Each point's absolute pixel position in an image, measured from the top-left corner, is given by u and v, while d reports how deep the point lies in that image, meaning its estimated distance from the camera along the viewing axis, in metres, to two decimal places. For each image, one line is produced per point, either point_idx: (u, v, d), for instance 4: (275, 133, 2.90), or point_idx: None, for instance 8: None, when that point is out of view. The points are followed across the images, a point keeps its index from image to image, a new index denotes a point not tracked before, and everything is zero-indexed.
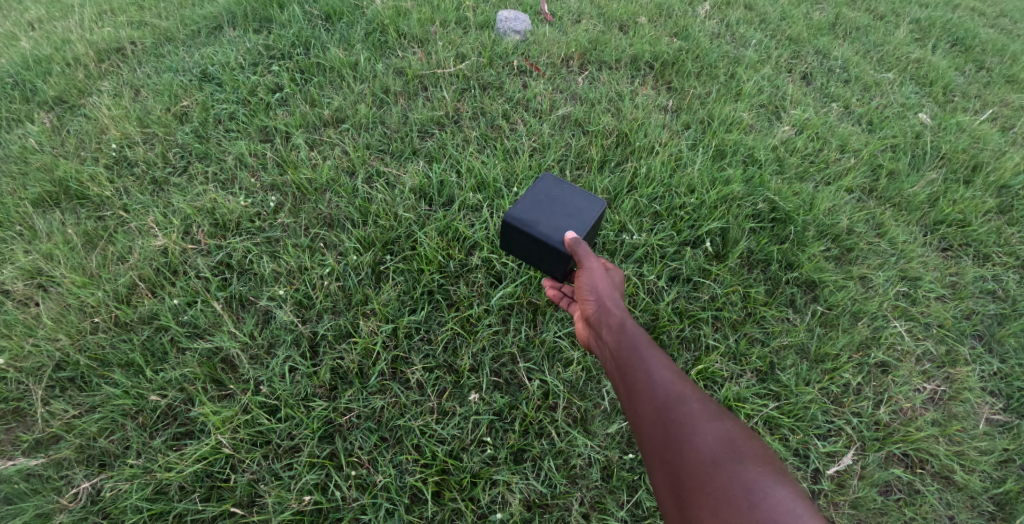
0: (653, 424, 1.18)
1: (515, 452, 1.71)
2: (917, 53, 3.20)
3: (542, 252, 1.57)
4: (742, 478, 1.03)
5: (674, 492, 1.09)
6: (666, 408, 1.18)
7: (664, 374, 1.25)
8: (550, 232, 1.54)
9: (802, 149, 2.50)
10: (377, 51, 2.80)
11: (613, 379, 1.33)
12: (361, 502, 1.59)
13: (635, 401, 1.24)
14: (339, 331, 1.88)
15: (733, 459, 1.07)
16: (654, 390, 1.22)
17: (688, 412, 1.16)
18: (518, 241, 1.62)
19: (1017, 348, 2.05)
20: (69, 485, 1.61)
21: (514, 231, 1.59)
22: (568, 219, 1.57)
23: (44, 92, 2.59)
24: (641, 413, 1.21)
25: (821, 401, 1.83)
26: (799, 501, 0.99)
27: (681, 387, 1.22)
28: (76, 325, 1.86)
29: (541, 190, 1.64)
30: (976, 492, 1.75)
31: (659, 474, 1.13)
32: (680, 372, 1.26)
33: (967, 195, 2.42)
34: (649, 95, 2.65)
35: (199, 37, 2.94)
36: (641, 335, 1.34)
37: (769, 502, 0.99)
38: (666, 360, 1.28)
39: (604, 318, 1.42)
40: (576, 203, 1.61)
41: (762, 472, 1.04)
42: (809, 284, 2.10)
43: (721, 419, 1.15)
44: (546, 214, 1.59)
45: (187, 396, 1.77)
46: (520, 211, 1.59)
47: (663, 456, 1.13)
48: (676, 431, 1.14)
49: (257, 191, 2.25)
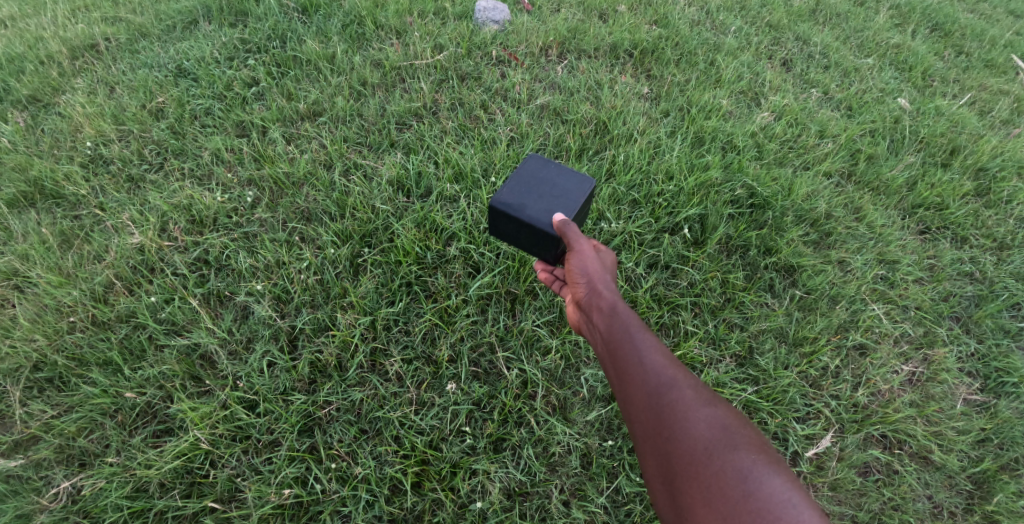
0: (644, 410, 1.17)
1: (494, 441, 1.71)
2: (897, 38, 3.20)
3: (532, 236, 1.55)
4: (736, 466, 1.03)
5: (667, 480, 1.09)
6: (658, 394, 1.17)
7: (656, 358, 1.23)
8: (538, 215, 1.52)
9: (781, 135, 2.50)
10: (354, 43, 2.76)
11: (603, 362, 1.32)
12: (341, 494, 1.59)
13: (627, 386, 1.22)
14: (318, 324, 1.87)
15: (727, 446, 1.06)
16: (646, 376, 1.21)
17: (682, 398, 1.15)
18: (505, 225, 1.59)
19: (993, 328, 2.07)
20: (49, 485, 1.59)
21: (501, 215, 1.56)
22: (556, 200, 1.54)
23: (17, 91, 2.54)
24: (632, 399, 1.20)
25: (799, 384, 1.84)
26: (793, 490, 0.98)
27: (674, 371, 1.20)
28: (53, 325, 1.84)
29: (527, 173, 1.61)
30: (953, 472, 1.77)
31: (650, 460, 1.13)
32: (672, 356, 1.25)
33: (944, 179, 2.43)
34: (629, 83, 2.64)
35: (175, 32, 2.90)
36: (632, 318, 1.33)
37: (763, 492, 0.98)
38: (658, 344, 1.27)
39: (595, 302, 1.41)
40: (563, 185, 1.59)
41: (756, 460, 1.03)
42: (787, 269, 2.11)
43: (714, 405, 1.14)
44: (534, 196, 1.56)
45: (166, 393, 1.75)
46: (507, 193, 1.57)
47: (655, 443, 1.13)
48: (669, 417, 1.13)
49: (234, 187, 2.22)
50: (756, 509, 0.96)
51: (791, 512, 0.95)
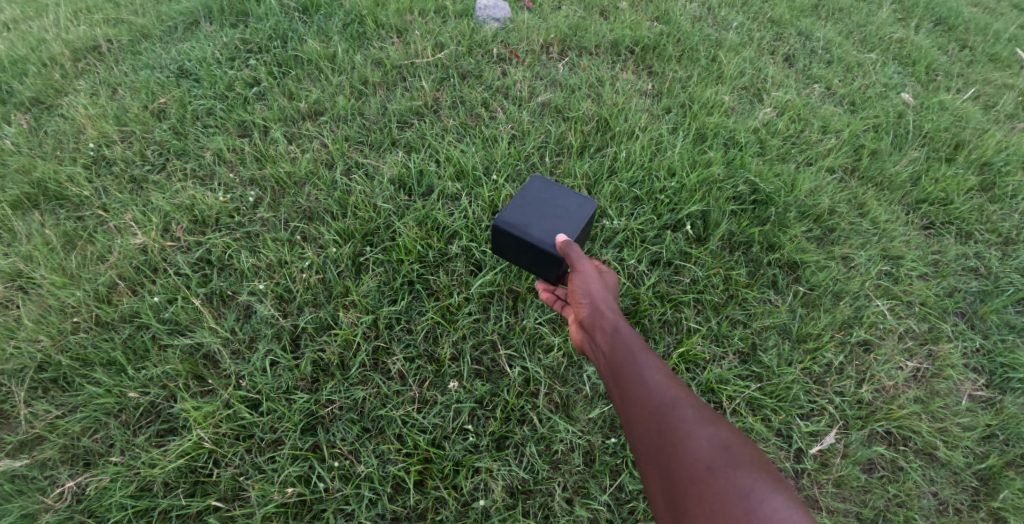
0: (646, 428, 1.17)
1: (497, 439, 1.70)
2: (900, 33, 3.18)
3: (535, 255, 1.56)
4: (737, 483, 1.02)
5: (668, 498, 1.08)
6: (660, 413, 1.18)
7: (658, 378, 1.24)
8: (542, 235, 1.52)
9: (783, 131, 2.49)
10: (355, 42, 2.76)
11: (606, 381, 1.33)
12: (344, 493, 1.59)
13: (629, 405, 1.23)
14: (320, 323, 1.87)
15: (728, 464, 1.06)
16: (649, 394, 1.21)
17: (684, 417, 1.16)
18: (509, 245, 1.60)
19: (998, 324, 2.06)
20: (53, 485, 1.60)
21: (506, 235, 1.57)
22: (559, 221, 1.55)
23: (20, 93, 2.55)
24: (635, 417, 1.20)
25: (803, 381, 1.84)
26: (795, 510, 0.97)
27: (676, 392, 1.21)
28: (57, 326, 1.85)
29: (531, 193, 1.62)
30: (959, 468, 1.76)
31: (652, 479, 1.13)
32: (675, 376, 1.25)
33: (949, 173, 2.41)
34: (630, 80, 2.63)
35: (176, 33, 2.90)
36: (635, 338, 1.33)
37: (764, 511, 0.97)
38: (661, 364, 1.28)
39: (598, 322, 1.42)
40: (567, 205, 1.59)
41: (757, 480, 1.03)
42: (790, 265, 2.10)
43: (716, 425, 1.14)
44: (537, 217, 1.57)
45: (169, 393, 1.76)
46: (511, 214, 1.58)
47: (657, 461, 1.13)
48: (671, 435, 1.13)
49: (236, 187, 2.23)
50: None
51: None
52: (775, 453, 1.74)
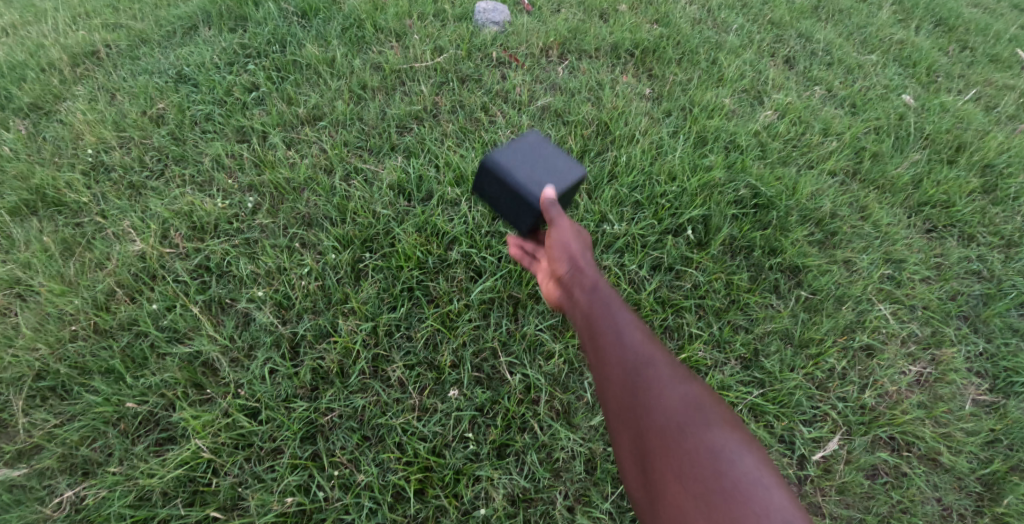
0: (621, 391, 1.02)
1: (498, 447, 1.69)
2: (900, 34, 3.17)
3: (513, 200, 1.54)
4: (716, 454, 0.89)
5: (642, 471, 0.95)
6: (636, 374, 1.02)
7: (634, 334, 1.09)
8: (526, 181, 1.51)
9: (784, 133, 2.48)
10: (354, 46, 2.76)
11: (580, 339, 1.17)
12: (344, 502, 1.58)
13: (603, 364, 1.07)
14: (319, 330, 1.86)
15: (706, 433, 0.92)
16: (624, 353, 1.06)
17: (661, 377, 1.01)
18: (492, 185, 1.60)
19: (1002, 328, 2.04)
20: (52, 494, 1.59)
21: (491, 172, 1.58)
22: (548, 174, 1.52)
23: (19, 99, 2.54)
24: (609, 380, 1.05)
25: (806, 387, 1.83)
26: (775, 485, 0.85)
27: (654, 351, 1.06)
28: (55, 333, 1.84)
29: (528, 142, 1.61)
30: (963, 473, 1.75)
31: (625, 448, 0.99)
32: (653, 333, 1.10)
33: (951, 176, 2.41)
34: (630, 83, 2.62)
35: (175, 37, 2.89)
36: (611, 292, 1.18)
37: (744, 486, 0.85)
38: (637, 320, 1.12)
39: (573, 276, 1.27)
40: (557, 164, 1.57)
41: (736, 449, 0.90)
42: (792, 269, 2.09)
43: (694, 388, 1.01)
44: (527, 164, 1.56)
45: (167, 401, 1.75)
46: (503, 154, 1.58)
47: (631, 429, 0.98)
48: (647, 400, 0.99)
49: (234, 192, 2.21)
50: (736, 501, 0.83)
51: (774, 507, 0.82)
52: (779, 459, 1.73)
